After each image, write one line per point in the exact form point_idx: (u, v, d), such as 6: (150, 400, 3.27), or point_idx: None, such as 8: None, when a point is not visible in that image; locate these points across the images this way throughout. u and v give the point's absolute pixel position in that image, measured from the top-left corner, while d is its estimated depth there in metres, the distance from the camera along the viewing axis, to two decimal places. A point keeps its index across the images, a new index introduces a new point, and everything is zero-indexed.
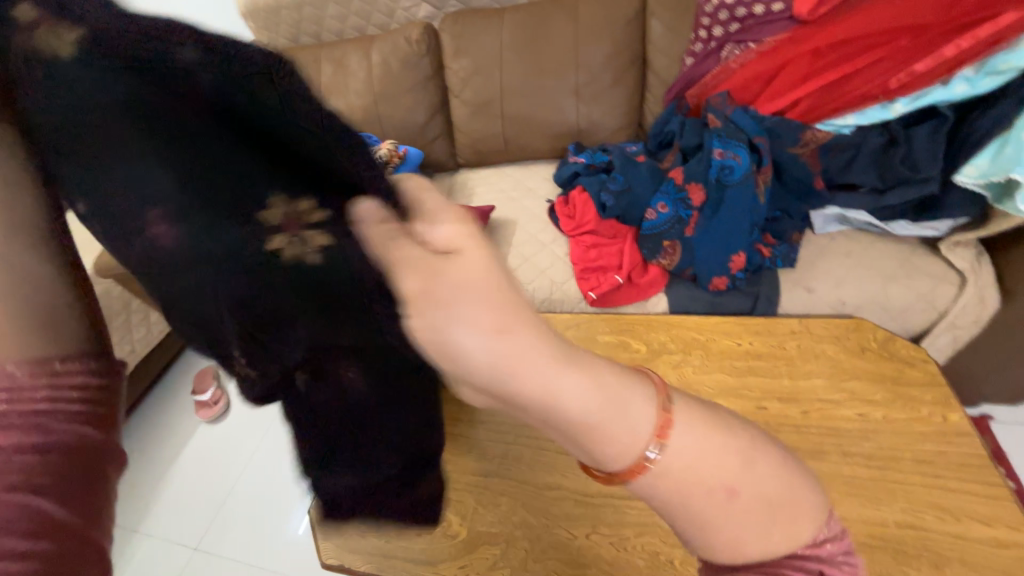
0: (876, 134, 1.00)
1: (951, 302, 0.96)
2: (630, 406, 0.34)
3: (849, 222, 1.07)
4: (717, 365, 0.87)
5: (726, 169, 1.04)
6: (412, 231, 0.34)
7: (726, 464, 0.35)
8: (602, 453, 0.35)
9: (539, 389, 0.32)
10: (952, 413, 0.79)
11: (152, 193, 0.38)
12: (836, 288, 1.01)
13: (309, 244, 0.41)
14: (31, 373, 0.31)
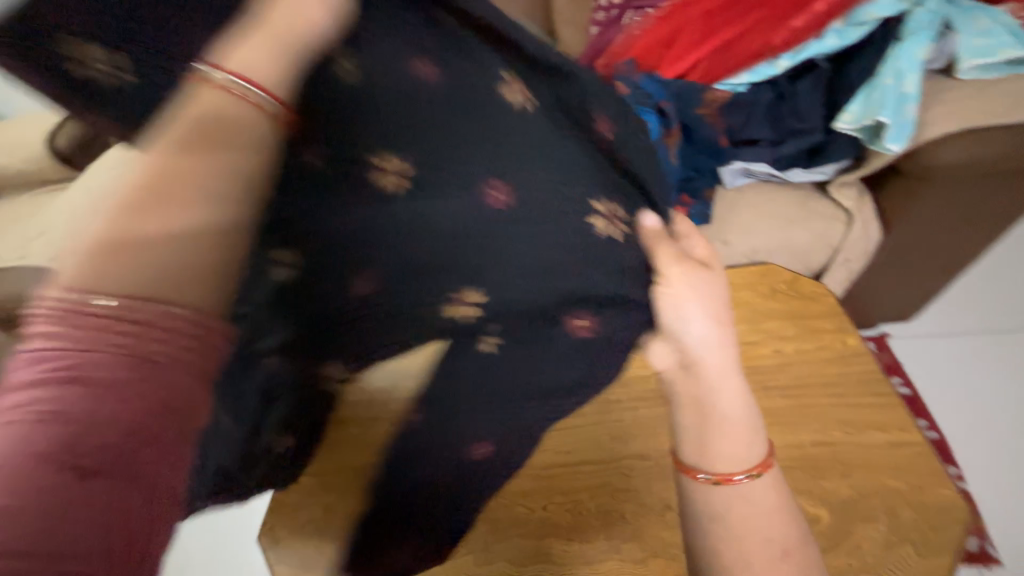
0: (766, 90, 1.07)
1: (843, 238, 1.06)
2: (749, 443, 0.49)
3: (754, 174, 1.11)
4: None
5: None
6: (674, 242, 0.54)
7: (780, 513, 0.48)
8: (723, 457, 0.48)
9: (715, 376, 0.49)
10: (849, 337, 0.88)
11: (507, 169, 0.47)
12: (747, 237, 1.08)
13: (618, 226, 0.52)
14: (168, 323, 0.28)
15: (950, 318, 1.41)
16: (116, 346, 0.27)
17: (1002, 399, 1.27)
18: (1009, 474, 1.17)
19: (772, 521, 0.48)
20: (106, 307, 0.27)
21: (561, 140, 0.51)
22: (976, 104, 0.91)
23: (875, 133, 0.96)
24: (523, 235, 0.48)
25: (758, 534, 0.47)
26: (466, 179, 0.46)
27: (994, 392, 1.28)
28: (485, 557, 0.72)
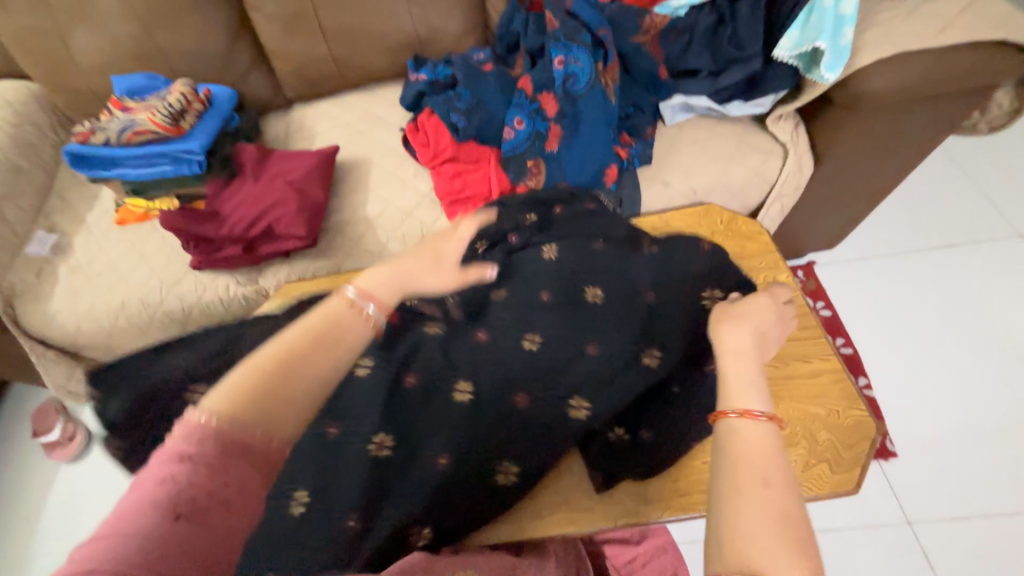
0: (706, 13, 1.00)
1: (778, 172, 1.04)
2: (758, 396, 0.52)
3: (694, 108, 1.08)
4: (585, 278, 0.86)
5: (572, 77, 1.02)
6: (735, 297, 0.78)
7: (776, 455, 0.47)
8: (734, 401, 0.52)
9: (732, 343, 0.59)
10: (780, 274, 0.91)
11: (648, 281, 0.82)
12: (685, 177, 1.05)
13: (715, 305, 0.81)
14: (259, 433, 0.46)
15: (867, 243, 1.51)
16: (232, 436, 0.45)
17: (913, 314, 1.39)
18: (914, 380, 1.30)
19: (773, 461, 0.46)
20: (206, 420, 0.44)
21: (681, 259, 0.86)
22: (908, 26, 0.88)
23: (812, 61, 0.93)
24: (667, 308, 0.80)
25: (753, 471, 0.45)
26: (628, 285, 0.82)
27: (906, 309, 1.40)
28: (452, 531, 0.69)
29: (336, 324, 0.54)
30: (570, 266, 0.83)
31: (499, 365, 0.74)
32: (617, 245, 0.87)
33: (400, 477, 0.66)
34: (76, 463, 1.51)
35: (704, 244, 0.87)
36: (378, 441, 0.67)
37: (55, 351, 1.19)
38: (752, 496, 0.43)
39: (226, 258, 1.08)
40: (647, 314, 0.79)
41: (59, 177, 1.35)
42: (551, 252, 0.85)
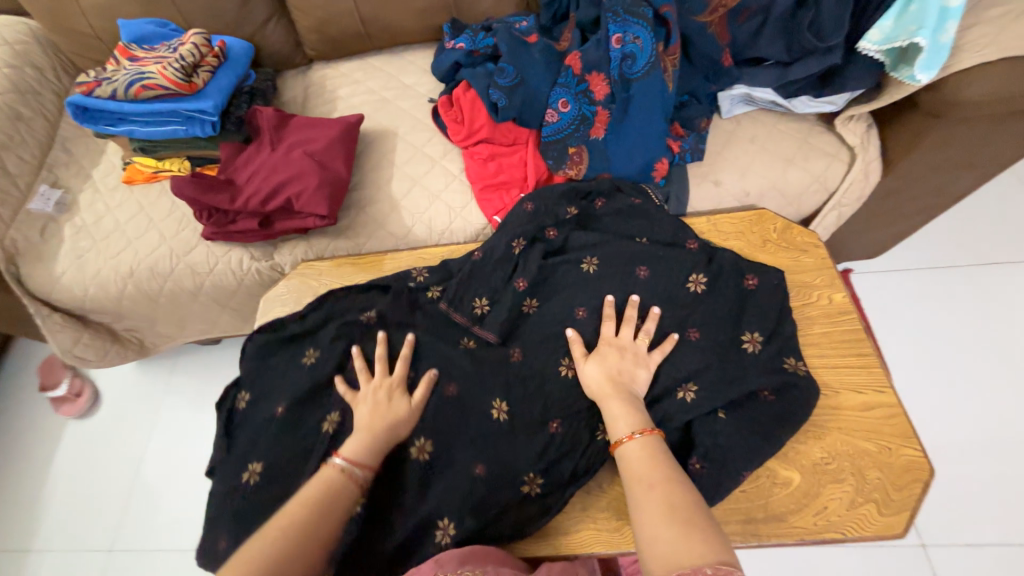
0: None
1: (841, 179, 0.96)
2: (629, 414, 0.66)
3: (756, 101, 0.99)
4: (622, 286, 0.81)
5: (629, 58, 0.92)
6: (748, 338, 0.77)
7: (654, 458, 0.61)
8: (615, 428, 0.66)
9: (600, 384, 0.70)
10: (836, 293, 0.84)
11: (686, 305, 0.79)
12: (738, 177, 0.97)
13: (756, 341, 0.77)
14: None
15: (909, 255, 1.43)
16: None
17: (953, 333, 1.32)
18: (946, 401, 1.24)
19: (653, 466, 0.60)
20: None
21: (724, 285, 0.81)
22: (1021, 27, 0.77)
23: (902, 58, 0.84)
24: (708, 337, 0.77)
25: (643, 485, 0.58)
26: (668, 307, 0.79)
27: (946, 326, 1.33)
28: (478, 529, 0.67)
29: (340, 493, 0.61)
30: (609, 289, 0.81)
31: (535, 393, 0.75)
32: (658, 257, 0.83)
33: (433, 480, 0.70)
34: (83, 420, 1.50)
35: (748, 284, 0.82)
36: (419, 446, 0.71)
37: (61, 314, 1.14)
38: (642, 507, 0.56)
39: (239, 231, 1.01)
40: (686, 342, 0.76)
41: (62, 128, 1.27)
42: (592, 263, 0.84)
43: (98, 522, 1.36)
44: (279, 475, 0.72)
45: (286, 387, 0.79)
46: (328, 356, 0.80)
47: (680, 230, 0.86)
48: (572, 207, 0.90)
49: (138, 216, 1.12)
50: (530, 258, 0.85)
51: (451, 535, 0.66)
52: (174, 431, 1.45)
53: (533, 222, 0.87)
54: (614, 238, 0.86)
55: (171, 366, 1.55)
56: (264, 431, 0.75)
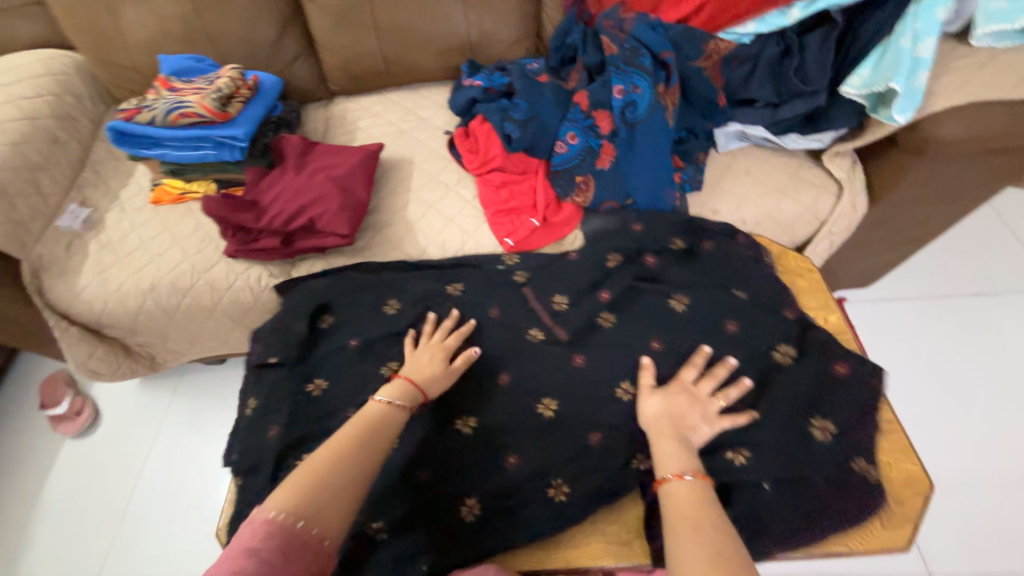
0: (772, 43, 0.99)
1: (829, 210, 1.02)
2: (683, 455, 0.63)
3: (749, 137, 1.07)
4: (706, 329, 0.79)
5: (631, 105, 1.01)
6: (818, 423, 0.72)
7: (702, 503, 0.57)
8: (663, 465, 0.63)
9: (665, 425, 0.67)
10: (831, 315, 0.89)
11: (769, 355, 0.77)
12: (734, 207, 1.03)
13: (829, 429, 0.71)
14: (310, 535, 0.51)
15: (899, 284, 1.50)
16: (291, 532, 0.50)
17: (947, 361, 1.36)
18: (946, 425, 1.26)
19: (701, 511, 0.56)
20: (274, 516, 0.51)
21: (813, 357, 0.77)
22: (984, 76, 0.86)
23: (881, 101, 0.93)
24: (777, 401, 0.73)
25: (688, 526, 0.55)
26: (751, 359, 0.77)
27: (941, 354, 1.37)
28: (499, 526, 0.68)
29: (391, 415, 0.66)
30: (699, 326, 0.80)
31: (588, 401, 0.76)
32: (751, 306, 0.82)
33: (467, 462, 0.71)
34: (81, 439, 1.48)
35: (838, 370, 0.76)
36: (463, 420, 0.75)
37: (77, 328, 1.17)
38: (685, 550, 0.52)
39: (260, 248, 1.06)
40: (756, 401, 0.74)
41: (94, 151, 1.34)
42: (681, 301, 0.84)
43: (90, 544, 1.32)
44: (337, 400, 0.78)
45: (365, 322, 0.87)
46: (406, 310, 0.87)
47: (782, 293, 0.86)
48: (678, 238, 0.92)
49: (163, 234, 1.17)
50: (617, 272, 0.89)
51: (475, 513, 0.69)
52: (175, 448, 1.44)
53: (634, 243, 0.92)
54: (705, 275, 0.88)
55: (174, 385, 1.55)
56: (336, 356, 0.83)
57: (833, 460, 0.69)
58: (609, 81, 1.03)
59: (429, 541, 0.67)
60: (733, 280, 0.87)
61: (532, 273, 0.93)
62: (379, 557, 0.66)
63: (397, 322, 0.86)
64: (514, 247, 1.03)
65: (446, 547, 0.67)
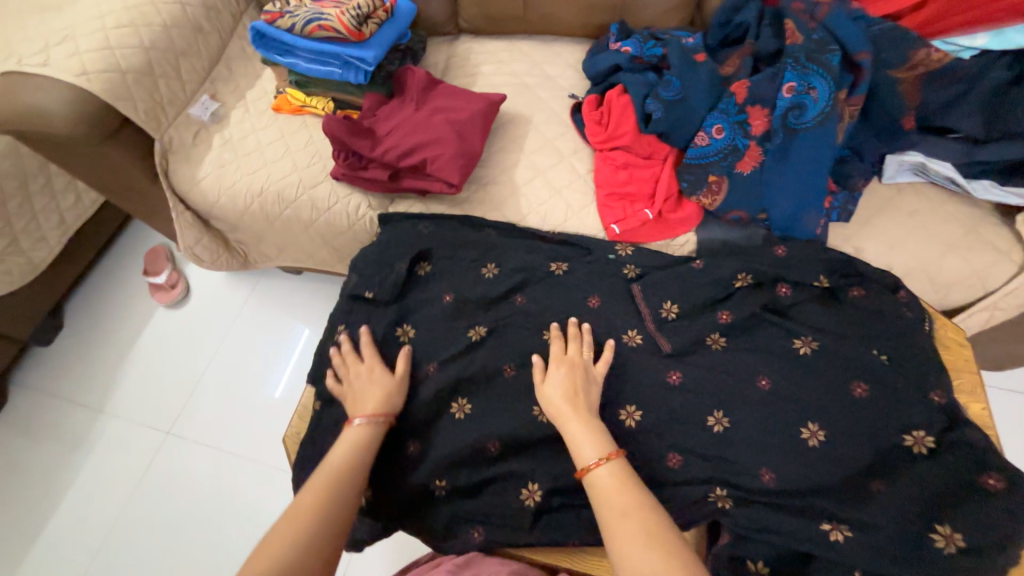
0: (1003, 65, 0.82)
1: (1005, 281, 0.86)
2: (591, 438, 0.65)
3: (927, 173, 0.90)
4: (826, 380, 0.74)
5: (797, 108, 0.88)
6: (940, 528, 0.64)
7: (623, 485, 0.61)
8: (581, 454, 0.64)
9: (578, 413, 0.68)
10: (975, 403, 0.76)
11: (895, 433, 0.70)
12: (883, 251, 0.89)
13: (951, 540, 0.63)
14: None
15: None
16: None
17: None
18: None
19: (626, 499, 0.60)
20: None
21: (952, 457, 0.68)
22: None
23: None
24: (889, 487, 0.67)
25: (622, 517, 0.58)
26: (871, 434, 0.70)
27: None
28: (556, 517, 0.71)
29: (365, 445, 0.70)
30: (821, 381, 0.74)
31: (676, 421, 0.74)
32: (886, 374, 0.75)
33: (537, 447, 0.74)
34: (172, 309, 1.63)
35: (987, 483, 0.66)
36: (541, 408, 0.75)
37: (191, 214, 1.25)
38: (620, 538, 0.57)
39: (368, 177, 1.05)
40: (863, 475, 0.69)
41: (230, 46, 1.37)
42: (810, 344, 0.77)
43: (163, 405, 1.47)
44: (431, 354, 0.82)
45: (462, 281, 0.89)
46: (505, 279, 0.88)
47: (934, 374, 0.75)
48: (824, 276, 0.82)
49: (278, 142, 1.20)
50: (748, 297, 0.82)
51: (534, 500, 0.71)
52: (245, 340, 1.55)
53: (775, 268, 0.83)
54: (848, 325, 0.79)
55: (252, 284, 1.64)
56: (433, 309, 0.86)
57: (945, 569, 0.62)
58: (780, 76, 0.91)
59: (488, 508, 0.72)
60: (878, 339, 0.78)
61: (646, 270, 0.88)
62: (439, 511, 0.73)
63: (493, 288, 0.87)
64: (619, 235, 0.96)
65: (505, 517, 0.71)
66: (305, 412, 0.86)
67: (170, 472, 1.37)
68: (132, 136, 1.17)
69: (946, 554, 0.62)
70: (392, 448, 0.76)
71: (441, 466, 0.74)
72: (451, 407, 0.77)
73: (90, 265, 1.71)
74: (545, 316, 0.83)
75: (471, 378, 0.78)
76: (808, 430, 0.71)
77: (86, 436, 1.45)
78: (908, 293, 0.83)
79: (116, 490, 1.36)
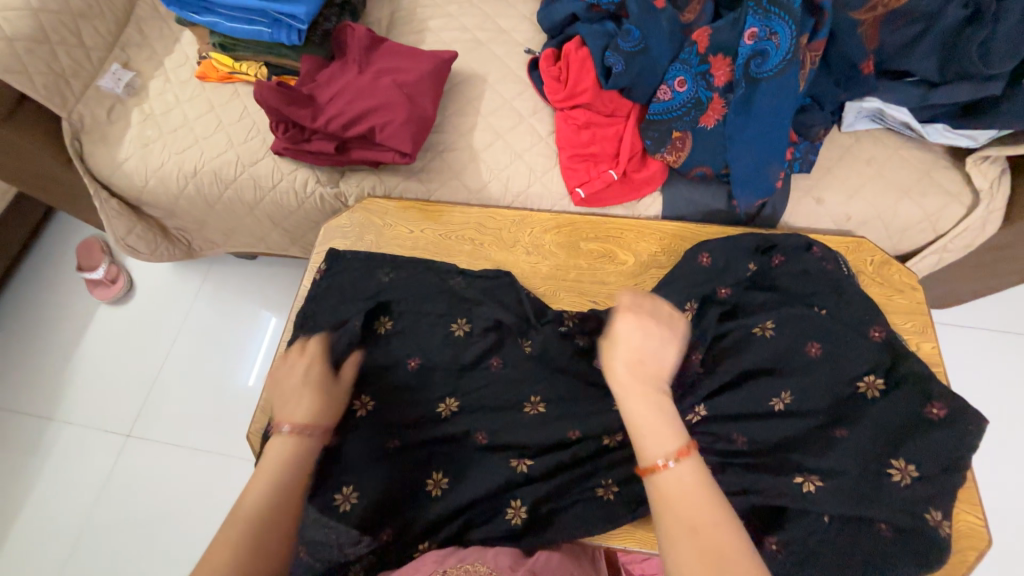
0: (958, 3, 0.79)
1: (954, 223, 0.89)
2: (661, 432, 0.55)
3: (884, 120, 0.91)
4: (784, 338, 0.76)
5: (760, 56, 0.85)
6: (892, 462, 0.68)
7: (695, 493, 0.51)
8: (647, 452, 0.54)
9: (643, 395, 0.58)
10: (925, 342, 0.80)
11: (846, 376, 0.74)
12: (844, 200, 0.90)
13: (906, 472, 0.67)
14: None
15: (1014, 312, 1.18)
16: None
17: None
18: (1016, 474, 1.05)
19: (698, 507, 0.50)
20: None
21: (901, 396, 0.72)
22: None
23: None
24: (849, 431, 0.70)
25: (690, 533, 0.48)
26: (825, 384, 0.73)
27: None
28: (539, 502, 0.70)
29: (290, 462, 0.58)
30: (780, 360, 0.75)
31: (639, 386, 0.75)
32: (835, 326, 0.77)
33: (506, 428, 0.74)
34: (116, 307, 1.51)
35: (930, 412, 0.70)
36: (531, 403, 0.76)
37: (118, 201, 1.13)
38: (686, 562, 0.47)
39: (313, 151, 0.97)
40: (823, 428, 0.71)
41: (138, 5, 1.20)
42: (767, 329, 0.77)
43: (119, 409, 1.38)
44: (394, 425, 0.74)
45: (427, 342, 0.80)
46: (480, 337, 0.80)
47: (868, 312, 0.79)
48: (750, 264, 0.82)
49: (207, 115, 1.08)
50: (701, 322, 0.78)
51: (521, 516, 0.69)
52: (202, 333, 1.46)
53: (705, 280, 0.80)
54: (795, 283, 0.82)
55: (203, 273, 1.54)
56: (396, 376, 0.78)
57: (902, 497, 0.66)
58: (742, 21, 0.87)
59: (473, 522, 0.69)
60: (821, 302, 0.80)
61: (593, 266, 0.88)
62: (415, 518, 0.69)
63: (465, 352, 0.80)
64: (583, 201, 0.94)
65: (493, 536, 0.68)
66: (268, 407, 0.81)
67: (135, 474, 1.31)
68: (34, 115, 1.03)
69: (899, 483, 0.67)
70: (355, 443, 0.72)
71: (414, 490, 0.71)
72: (426, 484, 0.71)
73: (12, 266, 1.54)
74: (524, 386, 0.77)
75: (443, 438, 0.74)
76: (775, 397, 0.73)
77: (38, 447, 1.35)
78: (843, 257, 0.85)
79: (78, 499, 1.29)
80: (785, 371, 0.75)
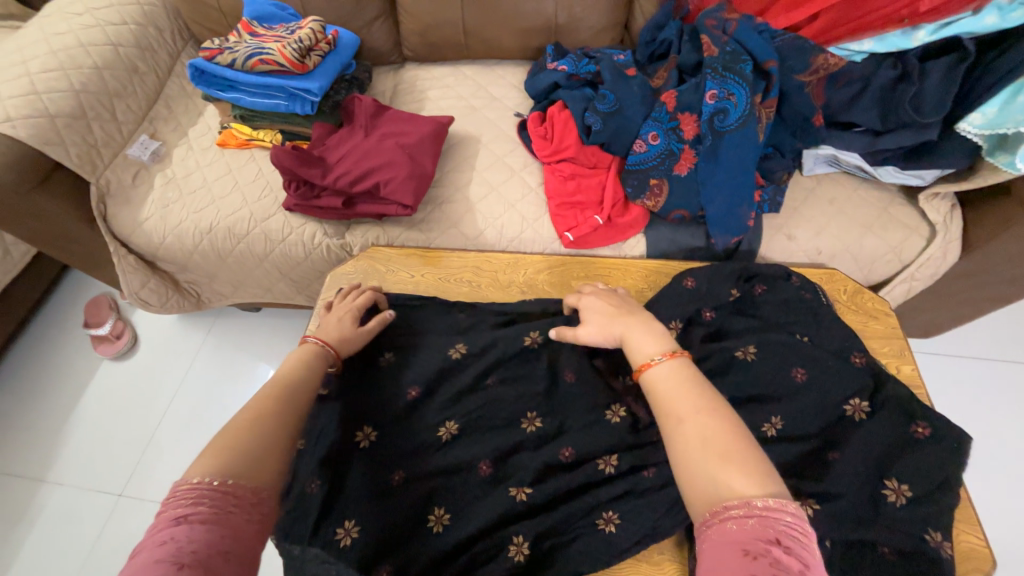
0: (887, 66, 0.92)
1: (917, 253, 0.96)
2: (643, 337, 0.67)
3: (840, 164, 1.02)
4: (771, 365, 0.79)
5: (721, 113, 0.95)
6: (885, 481, 0.70)
7: (681, 381, 0.59)
8: (642, 358, 0.64)
9: (626, 327, 0.70)
10: (904, 366, 0.84)
11: (834, 398, 0.76)
12: (813, 235, 0.97)
13: (898, 491, 0.69)
14: (208, 492, 0.49)
15: (992, 340, 1.23)
16: (203, 492, 0.49)
17: None
18: None
19: (687, 393, 0.57)
20: (205, 482, 0.50)
21: (887, 416, 0.74)
22: None
23: (1001, 144, 0.86)
24: (841, 456, 0.72)
25: (680, 420, 0.55)
26: (815, 411, 0.75)
27: None
28: (541, 536, 0.70)
29: (312, 354, 0.73)
30: (769, 385, 0.78)
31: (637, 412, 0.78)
32: (818, 352, 0.80)
33: (505, 460, 0.75)
34: (118, 361, 1.53)
35: (917, 432, 0.72)
36: (529, 418, 0.78)
37: (135, 257, 1.20)
38: (677, 440, 0.54)
39: (322, 207, 1.06)
40: (816, 454, 0.73)
41: (167, 85, 1.34)
42: (749, 352, 0.81)
43: (115, 467, 1.36)
44: (398, 462, 0.75)
45: (429, 371, 0.82)
46: (473, 363, 0.83)
47: (847, 339, 0.83)
48: (733, 289, 0.87)
49: (226, 176, 1.18)
50: (688, 343, 0.83)
51: (523, 553, 0.68)
52: (204, 385, 1.47)
53: (690, 301, 0.86)
54: (774, 311, 0.87)
55: (208, 326, 1.58)
56: (399, 407, 0.79)
57: (898, 517, 0.67)
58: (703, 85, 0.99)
59: (475, 562, 0.68)
60: (801, 330, 0.84)
61: None
62: (416, 557, 0.68)
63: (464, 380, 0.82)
64: (572, 243, 1.01)
65: None
66: None
67: (126, 535, 1.27)
68: (66, 180, 1.12)
69: (895, 501, 0.68)
70: (359, 485, 0.73)
71: (414, 528, 0.70)
72: (427, 520, 0.71)
73: (23, 323, 1.59)
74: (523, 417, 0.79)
75: (443, 474, 0.74)
76: (767, 422, 0.75)
77: (28, 509, 1.32)
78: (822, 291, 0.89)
79: (63, 566, 1.23)
80: (774, 395, 0.77)
